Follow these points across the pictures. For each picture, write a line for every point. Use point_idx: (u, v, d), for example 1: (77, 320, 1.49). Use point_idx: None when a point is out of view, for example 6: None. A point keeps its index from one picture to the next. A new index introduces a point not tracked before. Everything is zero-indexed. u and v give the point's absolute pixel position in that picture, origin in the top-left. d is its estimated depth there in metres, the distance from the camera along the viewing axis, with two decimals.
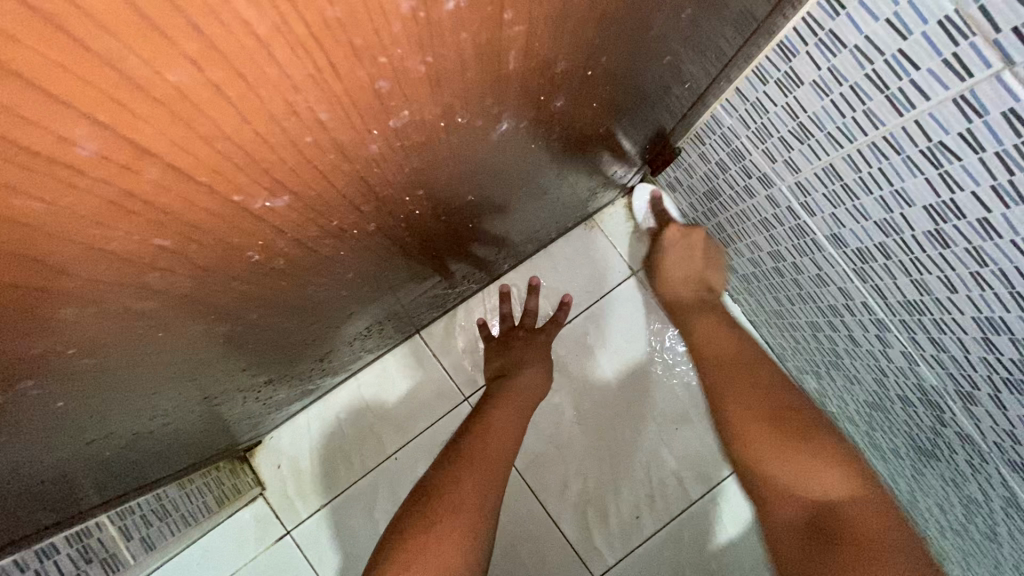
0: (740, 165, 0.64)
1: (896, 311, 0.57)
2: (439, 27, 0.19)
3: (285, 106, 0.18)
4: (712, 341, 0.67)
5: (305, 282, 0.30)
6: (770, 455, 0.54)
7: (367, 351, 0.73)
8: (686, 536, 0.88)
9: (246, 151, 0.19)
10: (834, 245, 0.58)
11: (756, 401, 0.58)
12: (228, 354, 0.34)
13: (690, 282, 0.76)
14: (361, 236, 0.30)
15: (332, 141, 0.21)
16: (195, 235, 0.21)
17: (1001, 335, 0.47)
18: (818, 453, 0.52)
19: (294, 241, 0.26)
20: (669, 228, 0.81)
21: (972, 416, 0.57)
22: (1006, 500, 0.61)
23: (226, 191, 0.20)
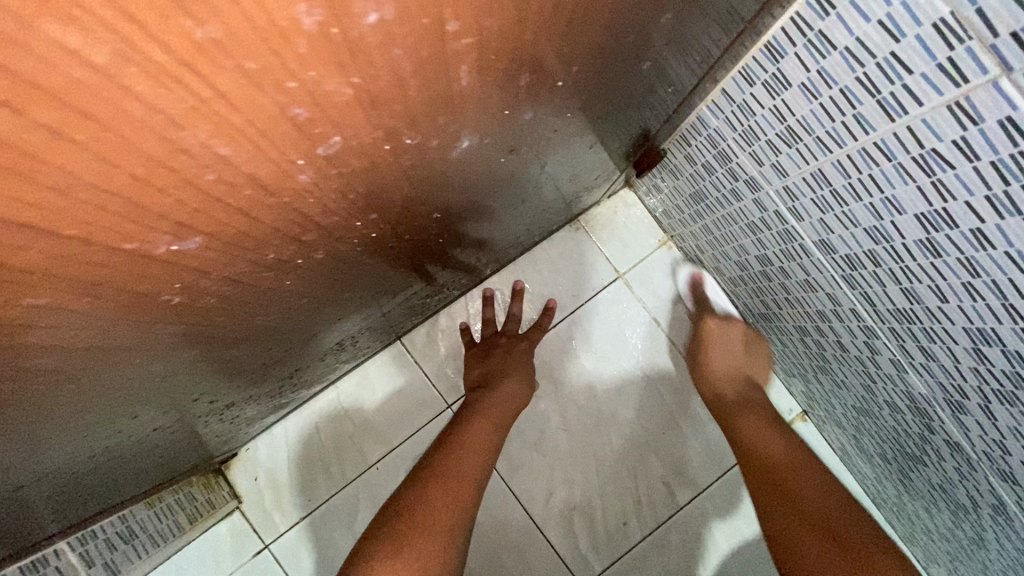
0: (726, 168, 0.62)
1: (885, 319, 0.55)
2: (363, 46, 0.16)
3: (166, 144, 0.15)
4: (754, 432, 0.63)
5: (248, 313, 0.28)
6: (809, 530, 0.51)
7: (344, 361, 0.70)
8: (673, 542, 0.87)
9: (126, 195, 0.16)
10: (822, 250, 0.57)
11: (798, 487, 0.55)
12: (173, 387, 0.31)
13: (733, 379, 0.75)
14: (309, 264, 0.27)
15: (244, 174, 0.18)
16: (84, 288, 0.18)
17: (992, 346, 0.45)
18: (865, 540, 0.49)
19: (223, 278, 0.23)
20: (706, 320, 0.82)
21: (961, 425, 0.56)
22: (994, 506, 0.60)
23: (112, 240, 0.17)
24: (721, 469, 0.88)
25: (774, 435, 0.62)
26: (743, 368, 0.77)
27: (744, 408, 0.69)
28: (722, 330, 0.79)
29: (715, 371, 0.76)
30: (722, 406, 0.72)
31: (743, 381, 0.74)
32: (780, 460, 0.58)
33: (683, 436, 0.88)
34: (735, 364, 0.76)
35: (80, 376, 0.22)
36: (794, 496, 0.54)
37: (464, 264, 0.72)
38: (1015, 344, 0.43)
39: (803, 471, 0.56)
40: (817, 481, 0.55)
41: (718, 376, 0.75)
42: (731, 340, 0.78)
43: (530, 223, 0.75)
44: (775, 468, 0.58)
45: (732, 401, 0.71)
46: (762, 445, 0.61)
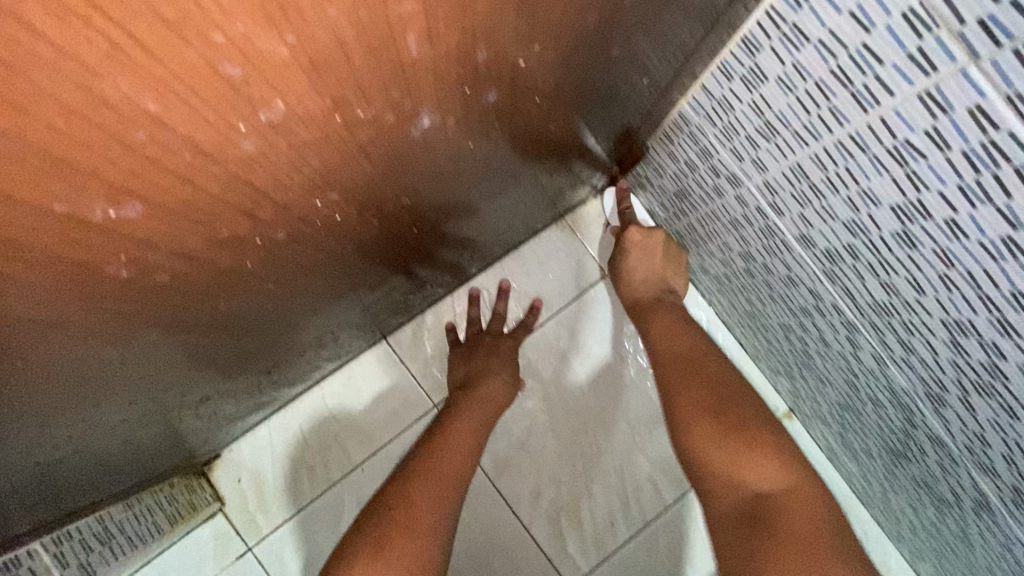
0: (708, 164, 0.63)
1: (865, 313, 0.56)
2: (295, 3, 0.15)
3: (88, 97, 0.15)
4: (669, 338, 0.63)
5: (210, 295, 0.27)
6: (702, 438, 0.52)
7: (326, 359, 0.70)
8: (661, 542, 0.86)
9: (51, 152, 0.16)
10: (803, 246, 0.57)
11: (702, 391, 0.55)
12: (136, 374, 0.30)
13: (651, 283, 0.71)
14: (270, 245, 0.27)
15: (179, 136, 0.18)
16: (19, 252, 0.18)
17: (970, 338, 0.46)
18: (757, 446, 0.50)
19: (172, 253, 0.23)
20: (629, 231, 0.75)
21: (942, 419, 0.56)
22: (977, 501, 0.60)
23: (41, 201, 0.17)
24: None
25: (687, 341, 0.62)
26: (661, 271, 0.72)
27: (662, 317, 0.67)
28: (643, 241, 0.73)
29: (636, 275, 0.72)
30: (640, 307, 0.70)
31: (659, 287, 0.71)
32: (686, 368, 0.58)
33: None
34: (653, 268, 0.71)
35: (29, 352, 0.22)
36: (693, 402, 0.54)
37: (448, 263, 0.72)
38: (992, 335, 0.43)
39: (709, 381, 0.56)
40: (722, 389, 0.55)
41: (639, 271, 0.71)
42: (650, 245, 0.72)
43: (513, 219, 0.75)
44: (678, 380, 0.57)
45: (650, 305, 0.69)
46: (672, 355, 0.61)
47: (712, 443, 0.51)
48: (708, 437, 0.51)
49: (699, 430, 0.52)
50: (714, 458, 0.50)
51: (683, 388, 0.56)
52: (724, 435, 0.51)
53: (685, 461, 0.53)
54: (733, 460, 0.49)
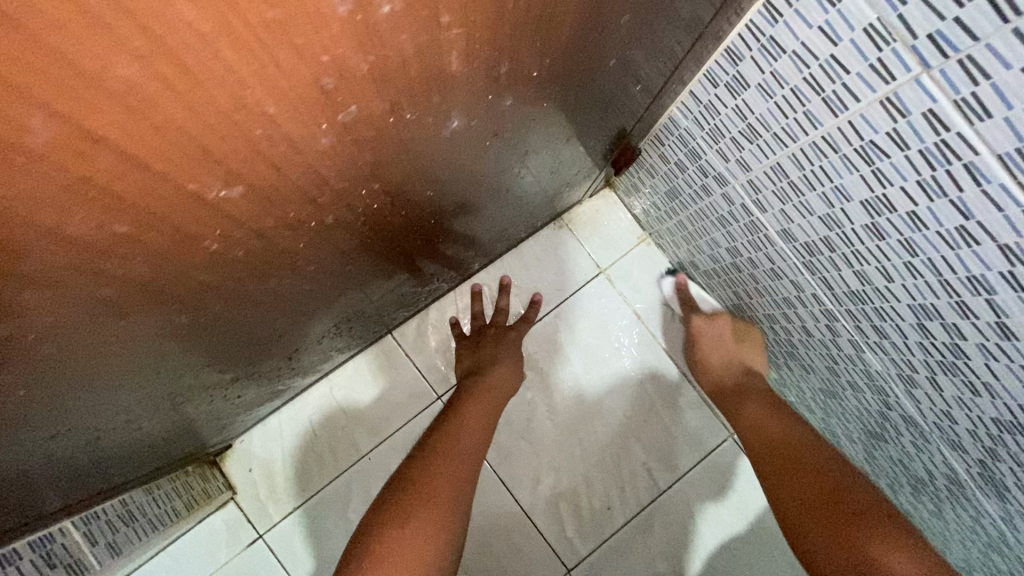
0: (697, 165, 0.67)
1: (842, 301, 0.60)
2: (377, 29, 0.19)
3: (234, 102, 0.18)
4: (757, 421, 0.67)
5: (265, 273, 0.31)
6: (814, 526, 0.52)
7: (338, 350, 0.74)
8: (655, 524, 0.90)
9: (200, 142, 0.19)
10: (784, 239, 0.62)
11: (810, 479, 0.56)
12: (191, 346, 0.34)
13: (732, 368, 0.80)
14: (318, 229, 0.31)
15: (283, 135, 0.21)
16: (152, 222, 0.21)
17: (934, 320, 0.50)
18: (872, 526, 0.49)
19: (251, 231, 0.26)
20: (694, 319, 0.88)
21: (913, 399, 0.61)
22: (948, 477, 0.65)
23: (181, 179, 0.20)
24: (700, 454, 0.92)
25: (785, 428, 0.64)
26: (740, 355, 0.81)
27: (750, 398, 0.72)
28: (712, 326, 0.85)
29: (712, 361, 0.83)
30: (728, 391, 0.77)
31: (739, 368, 0.79)
32: (784, 457, 0.60)
33: (665, 424, 0.93)
34: (730, 353, 0.82)
35: (128, 314, 0.25)
36: (801, 492, 0.56)
37: (452, 259, 0.76)
38: (952, 317, 0.48)
39: (814, 468, 0.57)
40: (830, 473, 0.56)
41: (711, 363, 0.83)
42: (718, 333, 0.84)
43: (515, 218, 0.79)
44: (780, 472, 0.59)
45: (737, 387, 0.76)
46: (770, 445, 0.63)
47: (825, 527, 0.51)
48: (820, 523, 0.52)
49: (809, 517, 0.53)
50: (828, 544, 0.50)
51: (789, 484, 0.57)
52: (839, 519, 0.51)
53: (797, 548, 0.53)
54: (852, 540, 0.49)
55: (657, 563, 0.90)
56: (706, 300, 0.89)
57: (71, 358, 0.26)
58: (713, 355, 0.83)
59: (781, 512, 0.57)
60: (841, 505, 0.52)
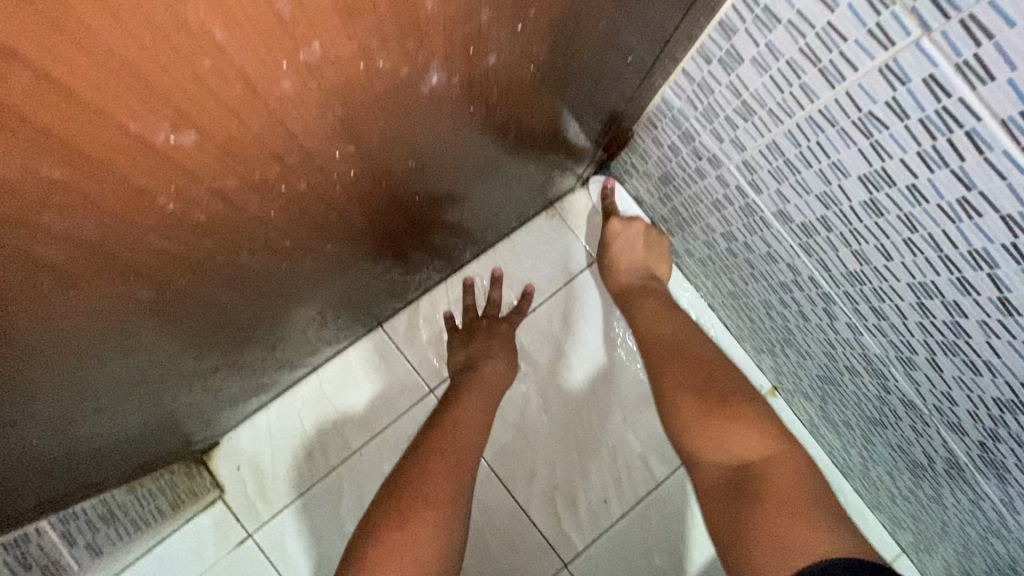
0: (690, 147, 0.66)
1: (839, 283, 0.59)
2: None
3: (173, 18, 0.16)
4: (651, 317, 0.70)
5: (234, 244, 0.30)
6: (693, 421, 0.57)
7: (322, 340, 0.73)
8: (653, 517, 0.89)
9: (137, 70, 0.17)
10: (781, 221, 0.61)
11: (689, 375, 0.60)
12: (160, 326, 0.32)
13: (636, 272, 0.79)
14: (290, 195, 0.29)
15: (236, 69, 0.19)
16: (92, 168, 0.19)
17: (934, 299, 0.49)
18: (738, 416, 0.55)
19: (212, 190, 0.24)
20: (611, 222, 0.82)
21: (913, 381, 0.59)
22: (948, 461, 0.64)
23: (120, 116, 0.18)
24: None
25: (671, 325, 0.68)
26: (645, 261, 0.79)
27: (647, 297, 0.74)
28: (628, 230, 0.80)
29: (619, 264, 0.80)
30: (623, 295, 0.78)
31: (642, 274, 0.77)
32: (669, 349, 0.64)
33: None
34: (641, 255, 0.79)
35: (80, 282, 0.24)
36: (683, 388, 0.59)
37: (443, 246, 0.74)
38: (952, 294, 0.47)
39: (690, 362, 0.62)
40: (699, 366, 0.61)
41: (622, 264, 0.80)
42: (632, 233, 0.80)
43: (506, 203, 0.77)
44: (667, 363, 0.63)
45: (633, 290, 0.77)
46: (658, 343, 0.66)
47: (701, 423, 0.56)
48: (695, 421, 0.57)
49: (690, 415, 0.57)
50: (698, 432, 0.56)
51: (669, 370, 0.62)
52: (713, 409, 0.56)
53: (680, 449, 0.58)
54: (720, 432, 0.55)
55: (653, 555, 0.88)
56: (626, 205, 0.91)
57: (19, 331, 0.24)
58: (621, 257, 0.80)
59: (669, 409, 0.60)
60: (715, 397, 0.57)
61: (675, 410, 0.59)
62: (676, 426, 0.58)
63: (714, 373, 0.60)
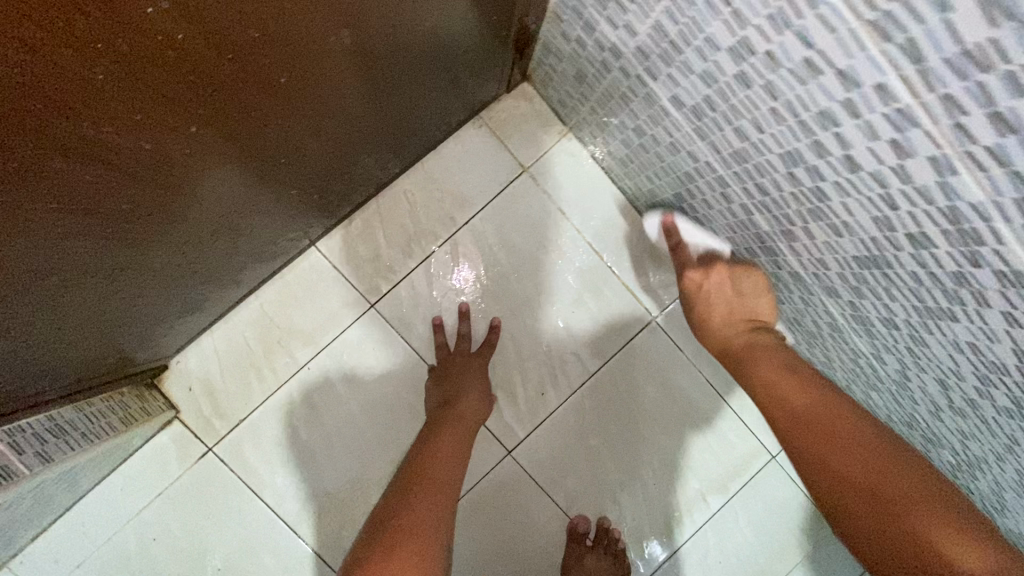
0: (594, 40, 0.67)
1: (729, 164, 0.63)
2: None
3: None
4: (769, 379, 0.65)
5: (68, 106, 0.33)
6: (866, 514, 0.50)
7: (242, 249, 0.75)
8: (587, 404, 0.98)
9: None
10: (676, 107, 0.63)
11: (853, 460, 0.53)
12: (49, 200, 0.39)
13: (740, 321, 0.76)
14: (111, 57, 0.32)
15: None
16: None
17: (800, 167, 0.53)
18: (935, 513, 0.47)
19: (20, 46, 0.27)
20: (687, 272, 0.79)
21: (796, 253, 0.65)
22: (831, 324, 0.71)
23: None
24: (623, 338, 0.98)
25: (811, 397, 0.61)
26: (744, 308, 0.76)
27: (761, 358, 0.69)
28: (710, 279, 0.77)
29: (713, 315, 0.78)
30: (733, 352, 0.74)
31: (746, 322, 0.75)
32: (812, 424, 0.58)
33: (592, 313, 0.98)
34: (732, 302, 0.76)
35: None
36: (837, 471, 0.53)
37: (355, 155, 0.76)
38: (813, 159, 0.51)
39: (866, 452, 0.53)
40: (862, 449, 0.53)
41: (719, 313, 0.77)
42: (716, 282, 0.76)
43: (420, 110, 0.78)
44: (806, 442, 0.57)
45: (752, 351, 0.71)
46: (803, 422, 0.59)
47: (875, 518, 0.49)
48: (871, 516, 0.49)
49: (861, 511, 0.50)
50: (880, 531, 0.48)
51: (818, 453, 0.55)
52: (898, 504, 0.48)
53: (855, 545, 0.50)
54: (919, 542, 0.46)
55: (588, 437, 0.98)
56: (697, 238, 0.80)
57: None
58: (717, 314, 0.77)
59: (829, 500, 0.53)
60: (890, 485, 0.50)
61: (837, 501, 0.52)
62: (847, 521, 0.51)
63: (889, 460, 0.52)
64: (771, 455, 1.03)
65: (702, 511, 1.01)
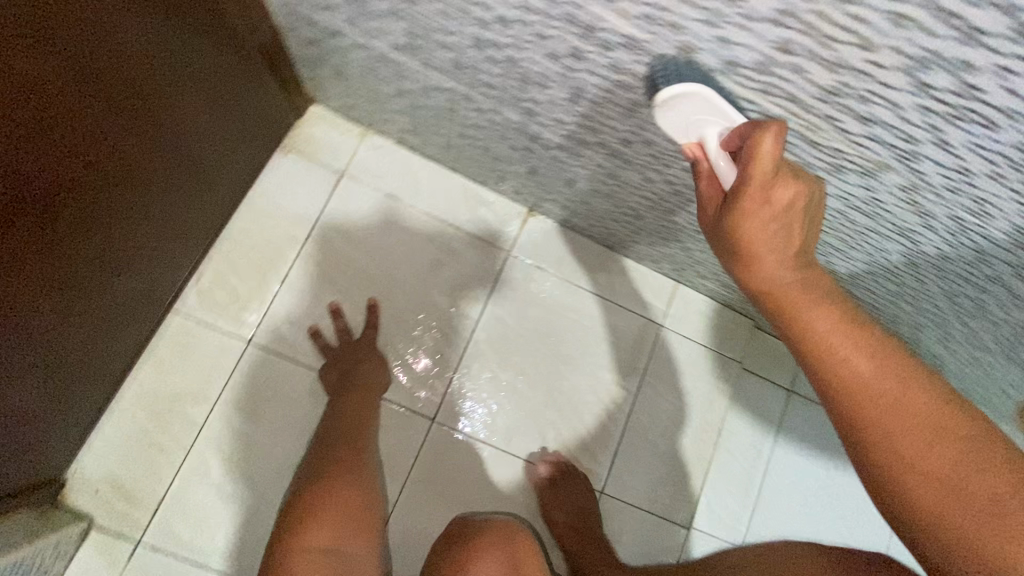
0: (322, 32, 0.79)
1: (460, 78, 0.75)
2: None
3: None
4: (792, 304, 0.50)
5: None
6: (927, 500, 0.43)
7: (103, 324, 0.79)
8: (482, 347, 1.05)
9: None
10: (400, 52, 0.76)
11: (923, 462, 0.44)
12: None
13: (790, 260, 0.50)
14: None
15: None
16: None
17: (489, 47, 0.66)
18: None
19: None
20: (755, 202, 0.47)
21: (545, 124, 0.78)
22: (609, 174, 0.83)
23: None
24: (490, 279, 1.07)
25: (861, 349, 0.47)
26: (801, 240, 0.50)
27: (811, 301, 0.49)
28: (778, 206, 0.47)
29: (764, 251, 0.49)
30: (788, 298, 0.50)
31: (800, 264, 0.50)
32: (867, 379, 0.46)
33: (453, 269, 1.06)
34: (790, 234, 0.49)
35: None
36: (899, 450, 0.45)
37: (182, 199, 0.85)
38: (488, 35, 0.64)
39: (927, 424, 0.44)
40: (924, 412, 0.45)
41: (765, 255, 0.50)
42: (783, 214, 0.48)
43: (207, 149, 0.84)
44: (843, 386, 0.47)
45: (796, 293, 0.50)
46: (846, 386, 0.47)
47: (938, 508, 0.43)
48: (933, 508, 0.43)
49: (923, 495, 0.43)
50: (936, 517, 0.43)
51: (866, 420, 0.46)
52: (974, 495, 0.42)
53: (897, 518, 0.45)
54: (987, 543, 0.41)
55: (497, 376, 1.05)
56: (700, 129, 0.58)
57: None
58: (770, 261, 0.49)
59: (861, 458, 0.47)
60: (967, 471, 0.43)
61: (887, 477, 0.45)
62: (882, 479, 0.46)
63: (954, 427, 0.44)
64: (659, 325, 1.13)
65: (625, 397, 1.09)
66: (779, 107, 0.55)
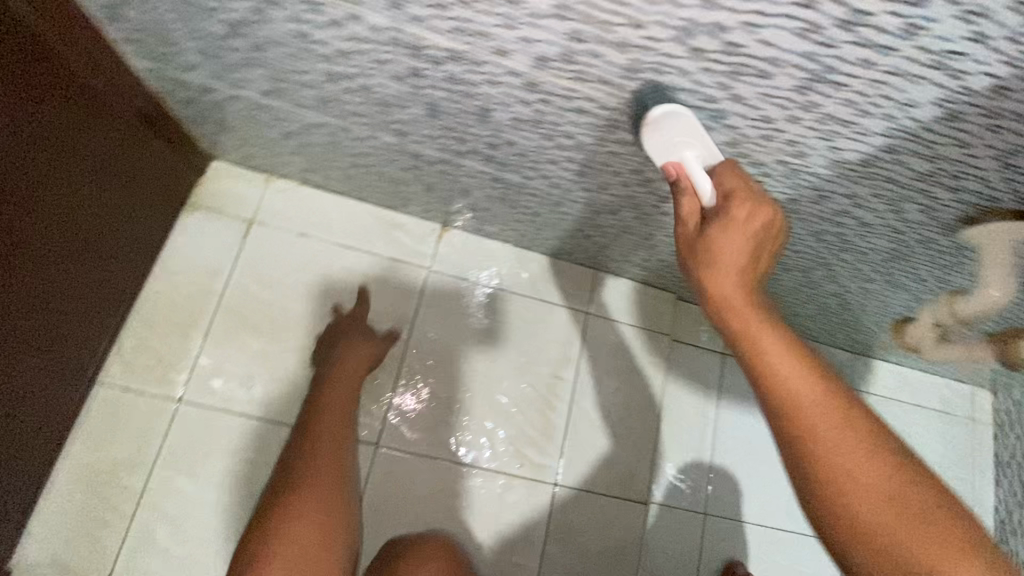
0: (196, 91, 0.83)
1: (329, 111, 0.80)
2: None
3: None
4: (738, 311, 0.56)
5: None
6: (836, 481, 0.50)
7: (30, 405, 0.80)
8: (415, 365, 1.07)
9: None
10: (269, 97, 0.80)
11: (836, 447, 0.51)
12: None
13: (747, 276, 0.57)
14: None
15: None
16: None
17: (340, 79, 0.70)
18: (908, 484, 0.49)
19: None
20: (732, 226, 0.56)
21: (418, 142, 0.82)
22: (492, 178, 0.88)
23: None
24: (413, 297, 1.10)
25: (793, 356, 0.54)
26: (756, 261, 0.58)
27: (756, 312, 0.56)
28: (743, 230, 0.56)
29: (730, 263, 0.56)
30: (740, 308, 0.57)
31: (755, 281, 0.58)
32: (795, 378, 0.53)
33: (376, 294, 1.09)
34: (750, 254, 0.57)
35: None
36: (817, 438, 0.51)
37: (94, 270, 0.87)
38: (335, 68, 0.68)
39: (842, 417, 0.51)
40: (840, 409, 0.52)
41: (730, 267, 0.57)
42: (747, 237, 0.56)
43: (109, 217, 0.87)
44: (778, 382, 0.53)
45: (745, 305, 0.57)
46: (781, 386, 0.53)
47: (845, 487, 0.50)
48: (841, 486, 0.50)
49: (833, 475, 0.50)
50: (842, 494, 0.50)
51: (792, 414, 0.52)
52: (874, 476, 0.50)
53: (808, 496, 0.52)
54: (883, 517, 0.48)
55: (435, 389, 1.07)
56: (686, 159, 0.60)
57: None
58: (732, 276, 0.57)
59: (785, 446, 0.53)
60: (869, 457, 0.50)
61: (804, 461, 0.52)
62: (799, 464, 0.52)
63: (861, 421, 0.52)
64: (586, 313, 1.17)
65: (564, 387, 1.12)
66: (596, 90, 0.60)
